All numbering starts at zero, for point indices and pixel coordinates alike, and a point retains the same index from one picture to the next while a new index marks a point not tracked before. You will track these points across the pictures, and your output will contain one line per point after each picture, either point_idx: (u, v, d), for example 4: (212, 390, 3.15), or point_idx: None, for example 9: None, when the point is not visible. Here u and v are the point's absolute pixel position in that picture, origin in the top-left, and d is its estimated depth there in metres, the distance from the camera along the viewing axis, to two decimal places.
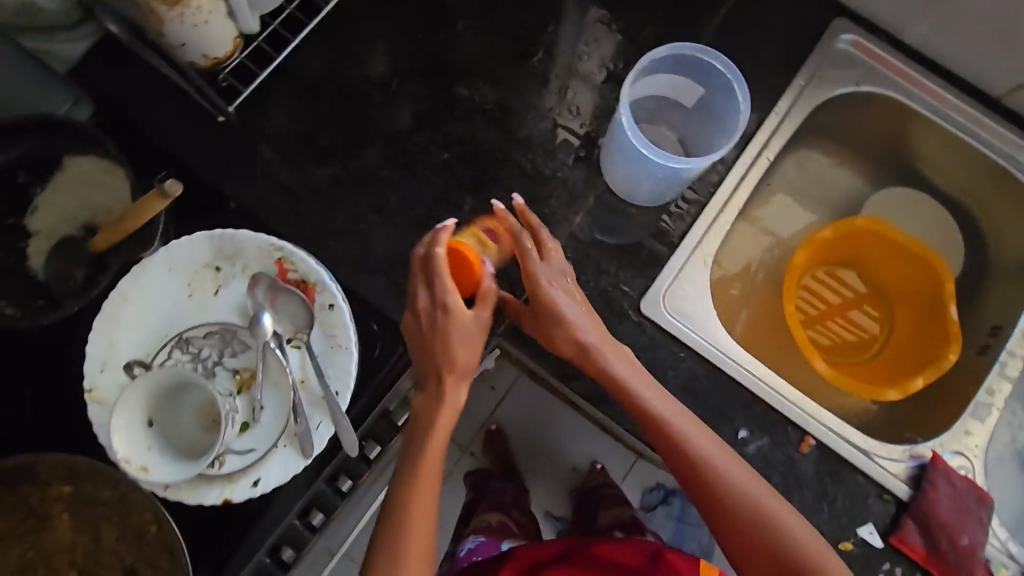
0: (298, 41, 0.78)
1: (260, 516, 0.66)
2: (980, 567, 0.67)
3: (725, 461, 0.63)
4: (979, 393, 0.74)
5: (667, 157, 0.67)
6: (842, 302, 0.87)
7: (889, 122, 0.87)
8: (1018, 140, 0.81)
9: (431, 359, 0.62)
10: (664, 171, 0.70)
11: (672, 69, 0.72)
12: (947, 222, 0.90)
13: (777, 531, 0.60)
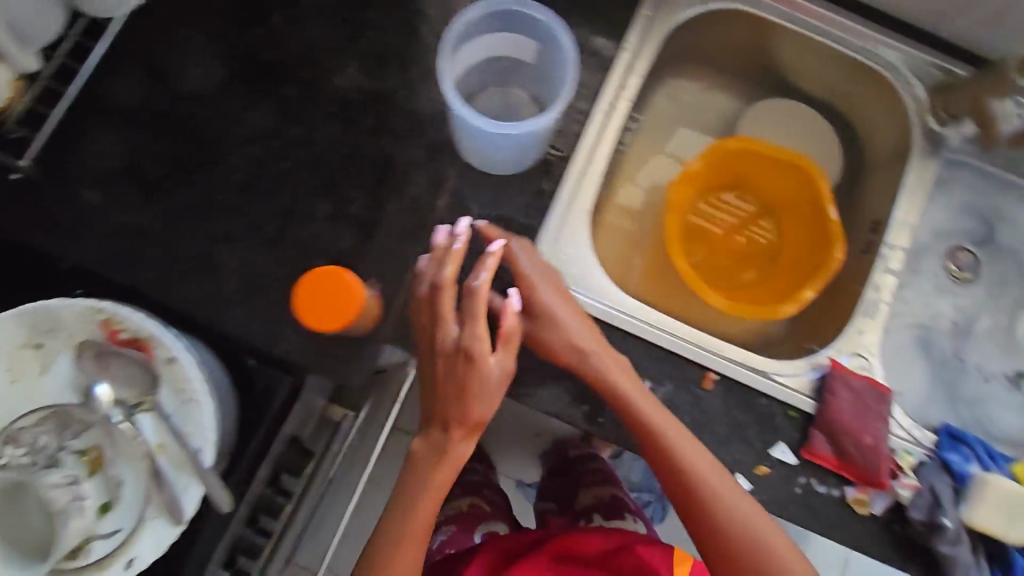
0: (89, 71, 0.71)
1: None
2: (889, 463, 0.68)
3: (708, 470, 0.65)
4: (867, 293, 0.75)
5: (500, 126, 0.62)
6: (733, 229, 0.87)
7: (746, 36, 0.85)
8: (871, 31, 0.79)
9: (443, 407, 0.61)
10: (506, 140, 0.65)
11: (494, 26, 0.65)
12: (823, 125, 0.89)
13: (745, 532, 0.65)
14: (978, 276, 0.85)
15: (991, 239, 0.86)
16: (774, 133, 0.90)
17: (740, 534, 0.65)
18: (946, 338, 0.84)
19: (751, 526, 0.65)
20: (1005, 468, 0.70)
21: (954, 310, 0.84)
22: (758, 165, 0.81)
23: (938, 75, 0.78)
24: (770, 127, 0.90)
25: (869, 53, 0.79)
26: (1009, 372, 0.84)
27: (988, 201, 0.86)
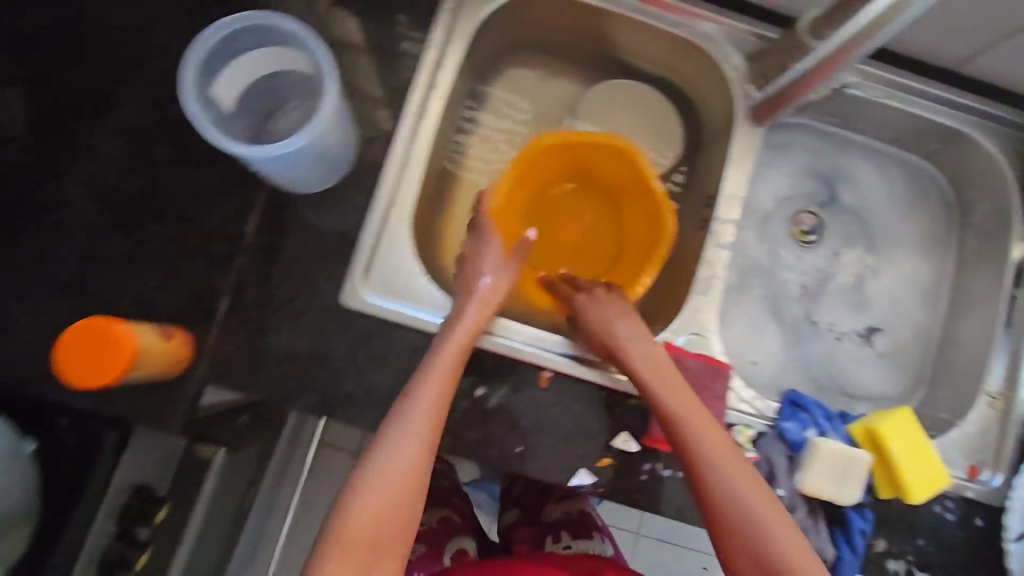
0: None
1: None
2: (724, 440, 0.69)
3: (708, 426, 0.61)
4: (700, 270, 0.74)
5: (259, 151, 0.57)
6: (579, 226, 0.89)
7: (567, 18, 0.82)
8: (682, 3, 0.77)
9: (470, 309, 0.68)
10: (276, 164, 0.61)
11: (254, 43, 0.61)
12: (662, 101, 0.88)
13: (751, 492, 0.57)
14: (823, 237, 0.86)
15: (833, 199, 0.87)
16: (613, 118, 0.89)
17: (744, 492, 0.57)
18: (796, 303, 0.85)
19: (754, 483, 0.58)
20: (842, 429, 0.71)
21: (802, 274, 0.85)
22: (581, 160, 0.83)
23: (754, 42, 0.77)
24: (607, 112, 0.89)
25: (686, 26, 0.78)
26: (860, 328, 0.85)
27: (827, 161, 0.87)
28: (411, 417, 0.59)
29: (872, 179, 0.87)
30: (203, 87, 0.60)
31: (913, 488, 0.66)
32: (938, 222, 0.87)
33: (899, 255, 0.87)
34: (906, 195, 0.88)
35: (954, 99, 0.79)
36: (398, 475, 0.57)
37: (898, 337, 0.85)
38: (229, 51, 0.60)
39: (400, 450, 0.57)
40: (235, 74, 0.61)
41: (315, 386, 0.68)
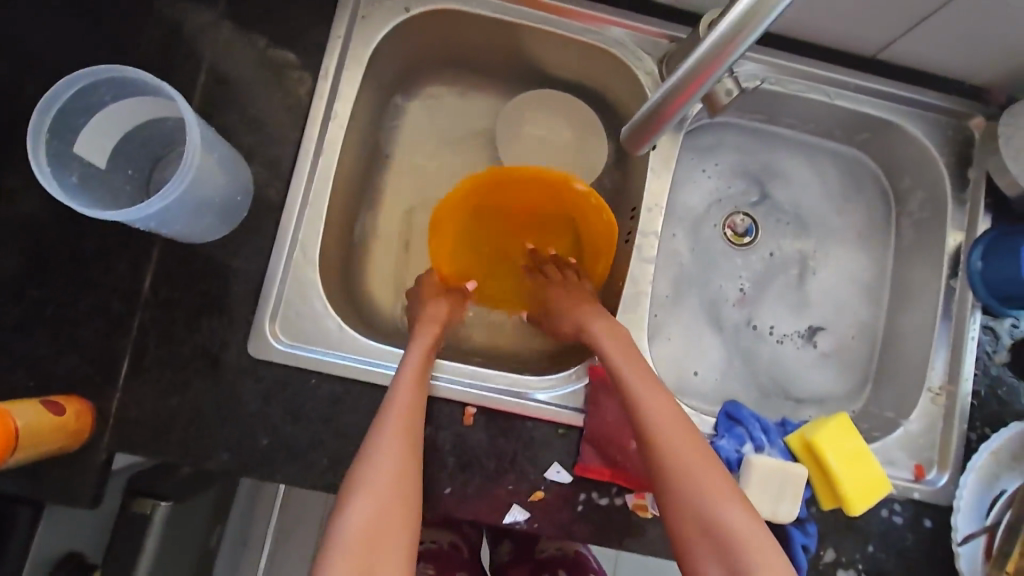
0: None
1: None
2: None
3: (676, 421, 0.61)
4: (626, 287, 0.72)
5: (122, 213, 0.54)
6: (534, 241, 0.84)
7: (474, 34, 0.78)
8: (587, 9, 0.74)
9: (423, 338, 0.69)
10: (147, 223, 0.58)
11: (118, 95, 0.57)
12: (585, 111, 0.84)
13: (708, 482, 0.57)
14: (757, 238, 0.83)
15: (766, 198, 0.84)
16: (533, 130, 0.85)
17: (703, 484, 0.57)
18: (735, 308, 0.82)
19: (712, 472, 0.57)
20: (780, 441, 0.69)
21: (738, 278, 0.83)
22: (516, 186, 0.77)
23: (665, 44, 0.74)
24: (528, 123, 0.85)
25: (593, 33, 0.75)
26: (802, 329, 0.83)
27: (757, 160, 0.84)
28: (386, 431, 0.60)
29: (804, 175, 0.85)
30: (65, 145, 0.56)
31: (852, 499, 0.64)
32: (875, 213, 0.85)
33: (837, 250, 0.84)
34: (840, 187, 0.85)
35: (876, 87, 0.77)
36: (381, 486, 0.56)
37: (841, 335, 0.83)
38: (90, 105, 0.56)
39: (377, 463, 0.57)
40: (102, 129, 0.58)
41: (228, 444, 0.65)
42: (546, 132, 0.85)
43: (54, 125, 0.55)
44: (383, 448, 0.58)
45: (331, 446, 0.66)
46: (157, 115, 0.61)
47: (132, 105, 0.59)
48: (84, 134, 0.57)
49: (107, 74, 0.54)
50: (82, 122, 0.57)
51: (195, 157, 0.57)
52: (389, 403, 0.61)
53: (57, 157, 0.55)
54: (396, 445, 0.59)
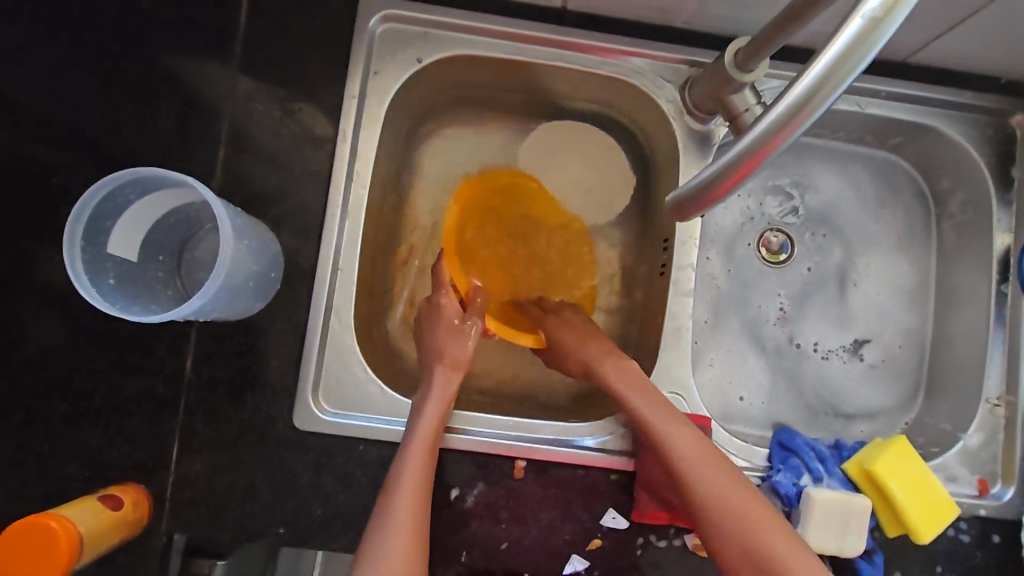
0: None
1: None
2: None
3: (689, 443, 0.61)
4: (666, 323, 0.71)
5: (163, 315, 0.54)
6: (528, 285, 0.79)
7: (490, 73, 0.76)
8: (603, 42, 0.72)
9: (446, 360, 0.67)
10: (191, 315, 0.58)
11: (141, 192, 0.57)
12: (606, 138, 0.81)
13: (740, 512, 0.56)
14: (793, 255, 0.81)
15: (799, 212, 0.82)
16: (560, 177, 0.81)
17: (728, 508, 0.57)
18: (776, 328, 0.80)
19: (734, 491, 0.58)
20: (837, 470, 0.67)
21: (777, 297, 0.81)
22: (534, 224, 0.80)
23: (686, 70, 0.73)
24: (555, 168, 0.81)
25: (612, 65, 0.73)
26: (846, 344, 0.81)
27: (787, 173, 0.82)
28: (405, 470, 0.59)
29: (836, 184, 0.82)
30: (99, 248, 0.56)
31: (918, 526, 0.63)
32: (914, 218, 0.83)
33: (878, 259, 0.82)
34: (876, 193, 0.83)
35: (910, 92, 0.74)
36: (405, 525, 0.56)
37: (888, 346, 0.81)
38: (117, 205, 0.57)
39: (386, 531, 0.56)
40: (129, 225, 0.58)
41: (283, 518, 0.65)
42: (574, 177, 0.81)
43: (87, 233, 0.54)
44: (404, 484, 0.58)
45: None
46: (180, 201, 0.61)
47: (155, 197, 0.59)
48: (115, 235, 0.57)
49: (130, 176, 0.54)
50: (111, 223, 0.56)
51: (229, 246, 0.57)
52: (410, 445, 0.61)
53: (94, 264, 0.55)
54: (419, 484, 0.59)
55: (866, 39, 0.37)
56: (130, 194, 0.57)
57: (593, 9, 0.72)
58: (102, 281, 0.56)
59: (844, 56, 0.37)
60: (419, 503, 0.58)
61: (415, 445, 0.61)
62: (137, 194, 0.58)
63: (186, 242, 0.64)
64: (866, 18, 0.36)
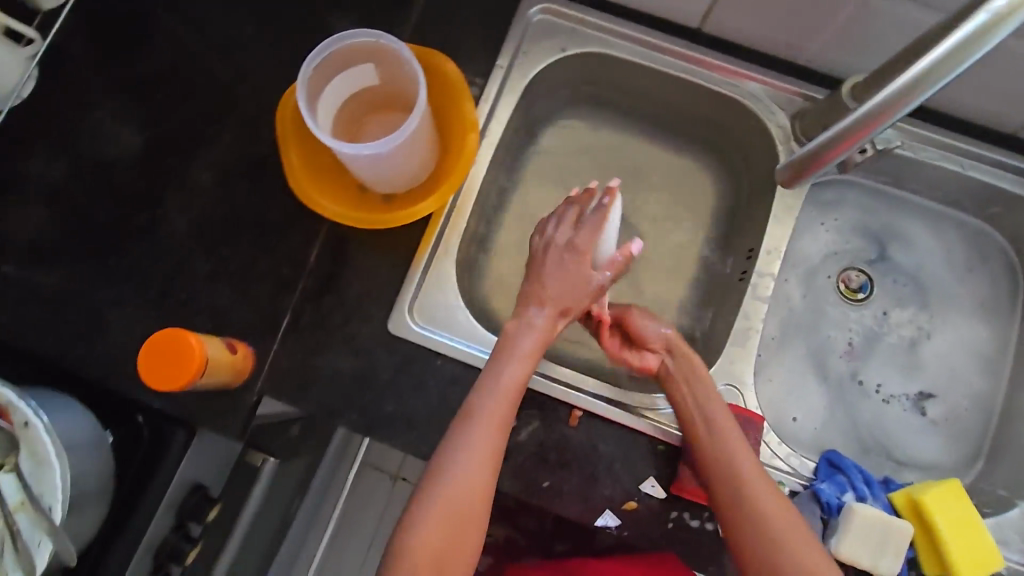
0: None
1: None
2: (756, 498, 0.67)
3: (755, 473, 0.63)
4: (736, 320, 0.76)
5: (390, 141, 0.65)
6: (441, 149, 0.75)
7: (621, 76, 0.86)
8: (726, 64, 0.80)
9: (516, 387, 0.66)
10: (400, 152, 0.68)
11: (345, 57, 0.68)
12: (697, 167, 0.91)
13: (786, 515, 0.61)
14: (872, 295, 0.84)
15: (884, 259, 0.86)
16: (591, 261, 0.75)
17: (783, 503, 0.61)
18: (841, 361, 0.83)
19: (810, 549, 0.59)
20: (883, 496, 0.69)
21: (846, 331, 0.84)
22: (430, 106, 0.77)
23: (799, 102, 0.80)
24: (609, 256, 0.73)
25: (731, 86, 0.81)
26: (910, 393, 0.82)
27: (878, 220, 0.86)
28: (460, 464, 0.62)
29: (925, 239, 0.86)
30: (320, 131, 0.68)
31: (959, 566, 0.63)
32: (1001, 288, 0.84)
33: (957, 319, 0.84)
34: (965, 258, 0.85)
35: (1017, 164, 0.77)
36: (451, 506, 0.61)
37: (952, 406, 0.81)
38: (320, 85, 0.68)
39: (441, 514, 0.61)
40: (329, 97, 0.69)
41: (359, 405, 0.73)
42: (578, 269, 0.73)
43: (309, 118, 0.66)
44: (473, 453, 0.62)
45: (445, 425, 0.72)
46: (358, 87, 0.71)
47: (342, 78, 0.69)
48: (323, 121, 0.69)
49: (317, 63, 0.66)
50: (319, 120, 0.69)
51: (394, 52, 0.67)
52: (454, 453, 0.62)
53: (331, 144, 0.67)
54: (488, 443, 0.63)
55: (989, 29, 0.51)
56: (340, 61, 0.69)
57: (726, 34, 0.80)
58: (348, 156, 0.66)
59: (982, 31, 0.51)
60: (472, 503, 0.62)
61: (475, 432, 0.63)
62: (342, 65, 0.69)
63: (351, 133, 0.74)
64: (988, 16, 0.50)
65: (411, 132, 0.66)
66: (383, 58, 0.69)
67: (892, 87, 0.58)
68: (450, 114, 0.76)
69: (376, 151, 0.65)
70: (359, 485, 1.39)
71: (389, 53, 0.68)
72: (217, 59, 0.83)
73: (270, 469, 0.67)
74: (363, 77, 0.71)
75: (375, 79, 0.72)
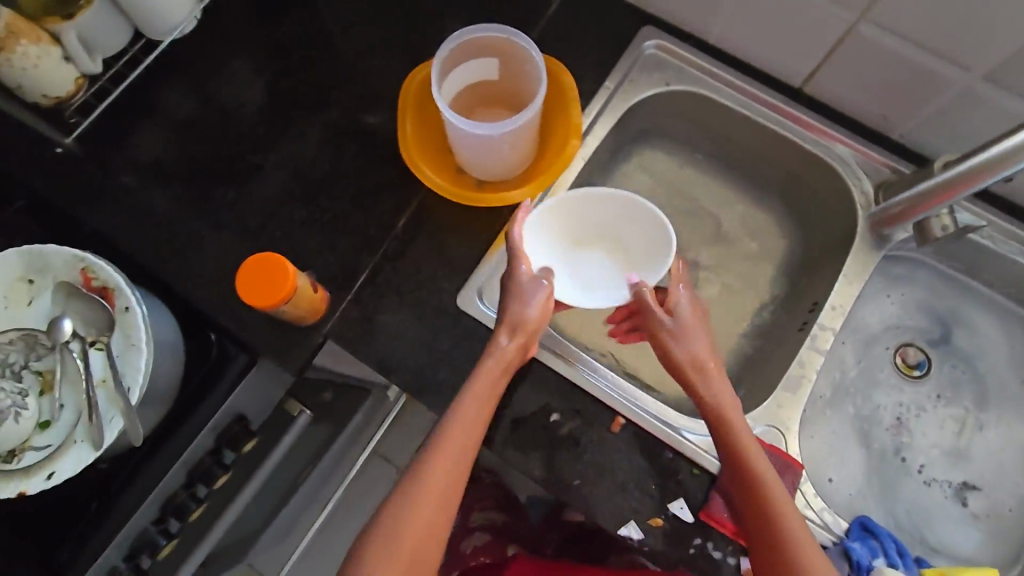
0: (149, 62, 0.85)
1: (101, 520, 0.69)
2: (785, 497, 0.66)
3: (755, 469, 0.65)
4: (791, 366, 0.77)
5: (503, 126, 0.70)
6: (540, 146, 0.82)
7: (716, 120, 0.90)
8: (820, 125, 0.84)
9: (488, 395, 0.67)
10: (508, 140, 0.74)
11: (476, 47, 0.74)
12: (768, 217, 0.94)
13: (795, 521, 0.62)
14: (927, 374, 0.84)
15: (945, 342, 0.86)
16: (610, 245, 0.82)
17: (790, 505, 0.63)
18: (886, 433, 0.82)
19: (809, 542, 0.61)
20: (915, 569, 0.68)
21: (897, 404, 0.83)
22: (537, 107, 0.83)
23: (885, 173, 0.82)
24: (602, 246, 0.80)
25: (821, 146, 0.84)
26: (953, 480, 0.80)
27: (946, 303, 0.86)
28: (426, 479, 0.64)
29: (993, 333, 0.85)
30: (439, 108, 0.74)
31: None
32: None
33: (1013, 417, 0.82)
34: None
35: None
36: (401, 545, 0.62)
37: (996, 503, 0.79)
38: (449, 67, 0.74)
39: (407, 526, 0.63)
40: (453, 80, 0.75)
41: (413, 368, 0.76)
42: (614, 258, 0.82)
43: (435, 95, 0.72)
44: (432, 472, 0.64)
45: None
46: (479, 76, 0.77)
47: (468, 66, 0.75)
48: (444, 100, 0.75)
49: (451, 47, 0.72)
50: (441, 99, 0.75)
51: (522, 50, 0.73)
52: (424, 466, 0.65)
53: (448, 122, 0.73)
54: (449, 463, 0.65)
55: None
56: (469, 50, 0.75)
57: (826, 98, 0.84)
58: (461, 134, 0.72)
59: None
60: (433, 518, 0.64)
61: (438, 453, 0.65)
62: (470, 53, 0.75)
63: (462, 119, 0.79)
64: None
65: (521, 123, 0.71)
66: (509, 55, 0.75)
67: (990, 152, 0.64)
68: (555, 118, 0.82)
69: (489, 133, 0.71)
70: (368, 470, 1.40)
71: (516, 51, 0.74)
72: (351, 34, 0.91)
73: (303, 421, 0.72)
74: (487, 69, 0.77)
75: (494, 74, 0.78)
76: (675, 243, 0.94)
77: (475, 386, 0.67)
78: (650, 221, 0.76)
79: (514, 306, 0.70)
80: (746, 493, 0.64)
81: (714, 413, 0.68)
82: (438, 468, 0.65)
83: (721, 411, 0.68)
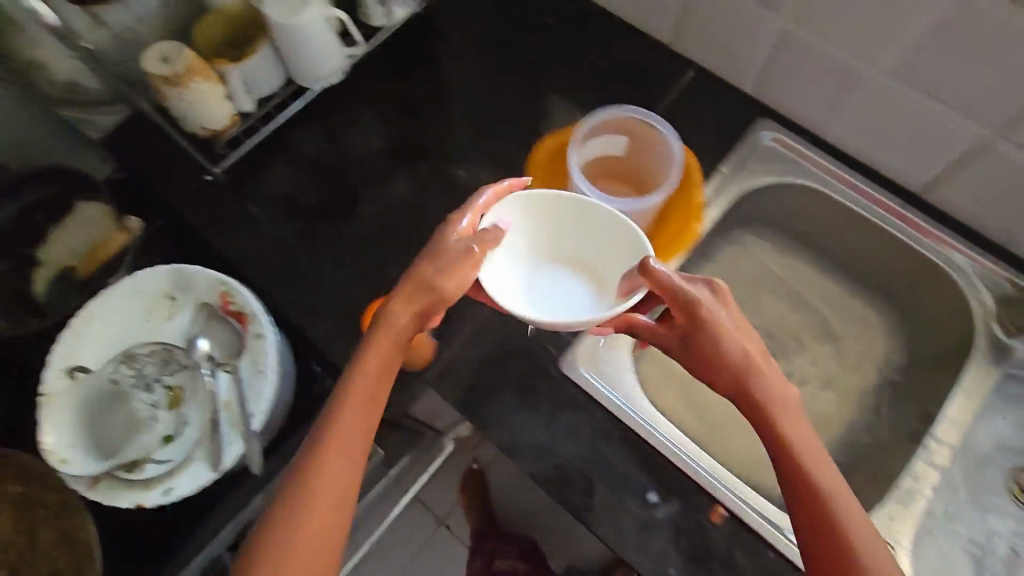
0: (299, 107, 0.90)
1: (195, 537, 0.70)
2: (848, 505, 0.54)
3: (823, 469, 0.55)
4: (905, 479, 0.75)
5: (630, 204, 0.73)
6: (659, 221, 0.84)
7: (829, 215, 0.89)
8: (941, 233, 0.83)
9: (389, 358, 0.56)
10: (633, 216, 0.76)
11: (606, 125, 0.78)
12: (876, 318, 0.92)
13: (881, 556, 0.52)
14: None
15: None
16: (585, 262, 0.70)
17: (871, 531, 0.53)
18: (1000, 563, 0.77)
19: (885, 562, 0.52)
20: None
21: (1011, 531, 0.78)
22: None
23: (1007, 288, 0.81)
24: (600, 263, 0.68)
25: (942, 254, 0.83)
26: None
27: None
28: (313, 483, 0.51)
29: None
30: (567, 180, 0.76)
31: None
32: None
33: None
34: None
35: None
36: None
37: None
38: (580, 144, 0.77)
39: (287, 541, 0.50)
40: (582, 155, 0.79)
41: (509, 427, 0.74)
42: (588, 286, 0.69)
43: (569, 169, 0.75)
44: (318, 470, 0.52)
45: (587, 478, 0.71)
46: (605, 153, 0.80)
47: (596, 143, 0.79)
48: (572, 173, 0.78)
49: (584, 125, 0.76)
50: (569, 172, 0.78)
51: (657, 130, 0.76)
52: (309, 462, 0.52)
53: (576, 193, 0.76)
54: (336, 455, 0.52)
55: None
56: (598, 128, 0.78)
57: (951, 206, 0.83)
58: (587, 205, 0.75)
59: None
60: (332, 524, 0.51)
61: (324, 451, 0.52)
62: (598, 132, 0.78)
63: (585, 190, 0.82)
64: None
65: (652, 204, 0.74)
66: (639, 135, 0.79)
67: None
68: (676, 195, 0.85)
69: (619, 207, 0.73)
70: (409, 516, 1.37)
71: (647, 131, 0.77)
72: (477, 93, 0.94)
73: None
74: (612, 145, 0.80)
75: (619, 151, 0.81)
76: (774, 330, 0.92)
77: (356, 379, 0.54)
78: (628, 241, 0.66)
79: (398, 294, 0.57)
80: (812, 528, 0.54)
81: (772, 424, 0.56)
82: (325, 485, 0.51)
83: (761, 415, 0.57)
